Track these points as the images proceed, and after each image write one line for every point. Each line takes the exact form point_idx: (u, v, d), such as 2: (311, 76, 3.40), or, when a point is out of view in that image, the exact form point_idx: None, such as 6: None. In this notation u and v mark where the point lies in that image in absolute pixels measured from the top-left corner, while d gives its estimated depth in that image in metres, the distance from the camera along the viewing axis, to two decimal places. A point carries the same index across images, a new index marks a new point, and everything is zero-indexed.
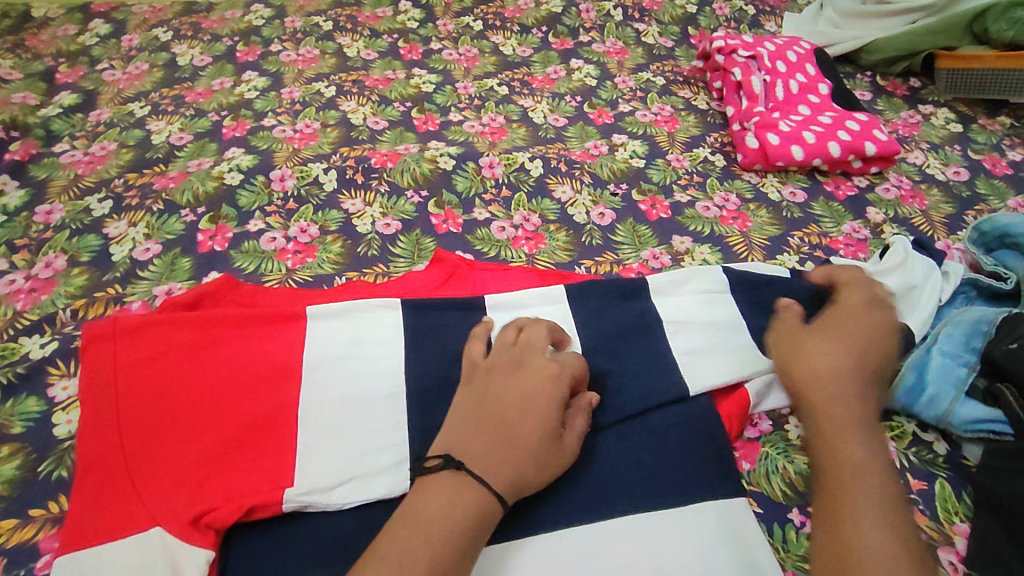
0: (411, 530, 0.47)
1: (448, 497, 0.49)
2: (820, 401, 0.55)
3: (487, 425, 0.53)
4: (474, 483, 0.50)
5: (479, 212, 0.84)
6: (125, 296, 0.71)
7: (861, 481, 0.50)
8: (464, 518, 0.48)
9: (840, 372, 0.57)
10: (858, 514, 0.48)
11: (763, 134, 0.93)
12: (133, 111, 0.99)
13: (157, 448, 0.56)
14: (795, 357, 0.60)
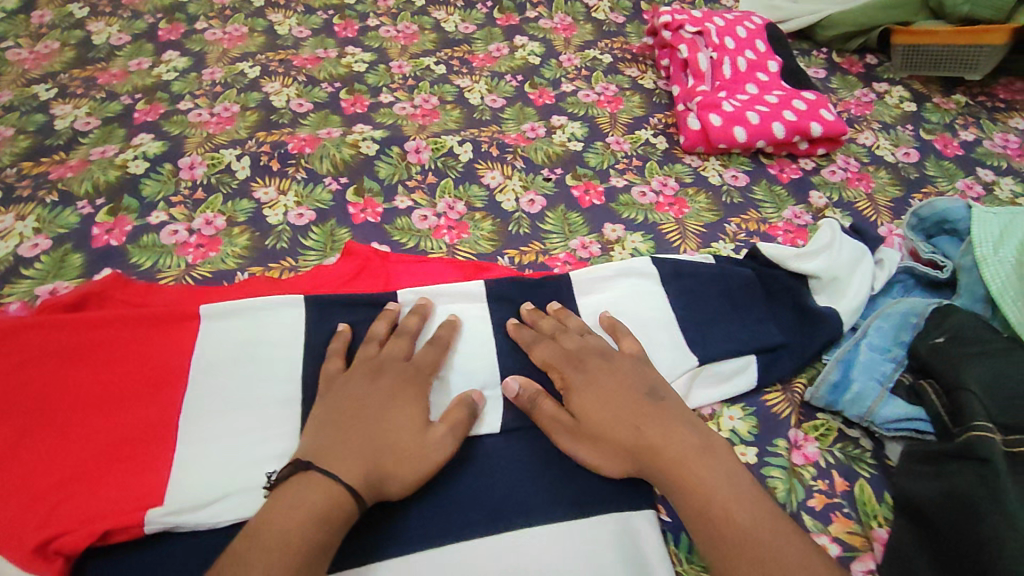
0: (264, 541, 0.44)
1: (299, 501, 0.46)
2: (666, 461, 0.50)
3: (346, 429, 0.51)
4: (323, 480, 0.47)
5: (401, 200, 0.79)
6: (4, 296, 0.66)
7: (733, 534, 0.46)
8: (318, 519, 0.45)
9: (632, 424, 0.52)
10: (755, 574, 0.43)
11: (705, 115, 0.89)
12: (38, 94, 0.92)
13: (13, 465, 0.52)
14: (563, 435, 0.54)
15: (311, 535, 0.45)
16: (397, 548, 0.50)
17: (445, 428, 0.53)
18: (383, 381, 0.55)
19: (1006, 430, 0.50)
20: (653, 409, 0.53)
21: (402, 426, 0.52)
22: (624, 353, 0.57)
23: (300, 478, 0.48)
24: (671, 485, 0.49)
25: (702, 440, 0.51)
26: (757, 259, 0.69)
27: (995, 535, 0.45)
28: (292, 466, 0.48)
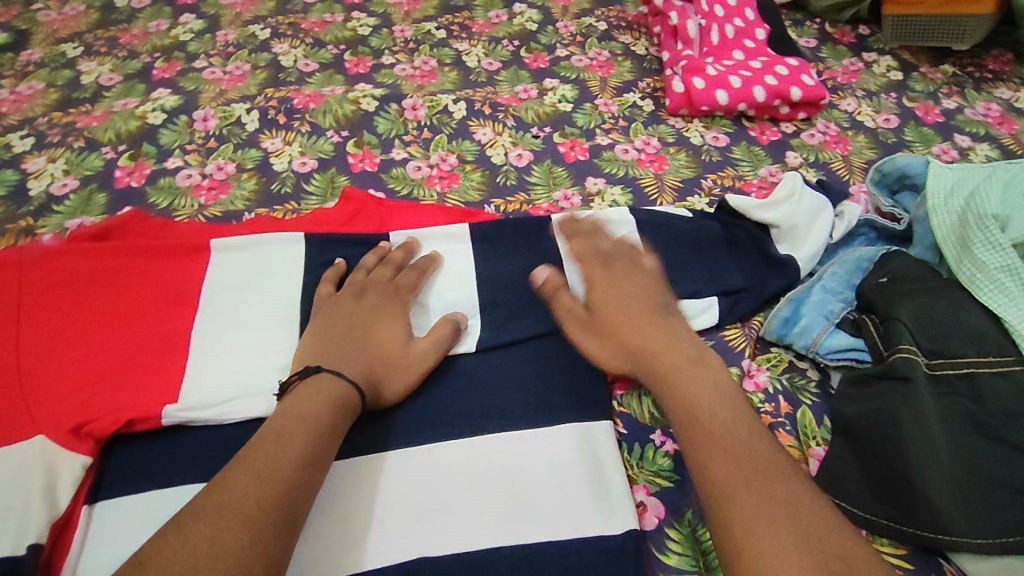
0: (299, 415, 0.51)
1: (318, 390, 0.53)
2: (663, 363, 0.55)
3: (340, 342, 0.59)
4: (329, 378, 0.54)
5: (397, 152, 0.85)
6: (37, 228, 0.73)
7: (718, 428, 0.49)
8: (338, 405, 0.53)
9: (637, 331, 0.58)
10: (726, 466, 0.46)
11: (689, 79, 0.93)
12: (65, 51, 0.99)
13: (48, 366, 0.59)
14: (587, 335, 0.61)
15: (335, 416, 0.52)
16: (379, 447, 0.57)
17: (428, 343, 0.61)
18: (370, 307, 0.62)
19: (931, 354, 0.56)
20: (662, 316, 0.59)
21: (390, 340, 0.60)
22: (635, 278, 0.62)
23: (310, 375, 0.54)
24: (660, 379, 0.54)
25: (693, 348, 0.56)
26: (724, 210, 0.74)
27: (914, 451, 0.51)
28: (302, 370, 0.55)
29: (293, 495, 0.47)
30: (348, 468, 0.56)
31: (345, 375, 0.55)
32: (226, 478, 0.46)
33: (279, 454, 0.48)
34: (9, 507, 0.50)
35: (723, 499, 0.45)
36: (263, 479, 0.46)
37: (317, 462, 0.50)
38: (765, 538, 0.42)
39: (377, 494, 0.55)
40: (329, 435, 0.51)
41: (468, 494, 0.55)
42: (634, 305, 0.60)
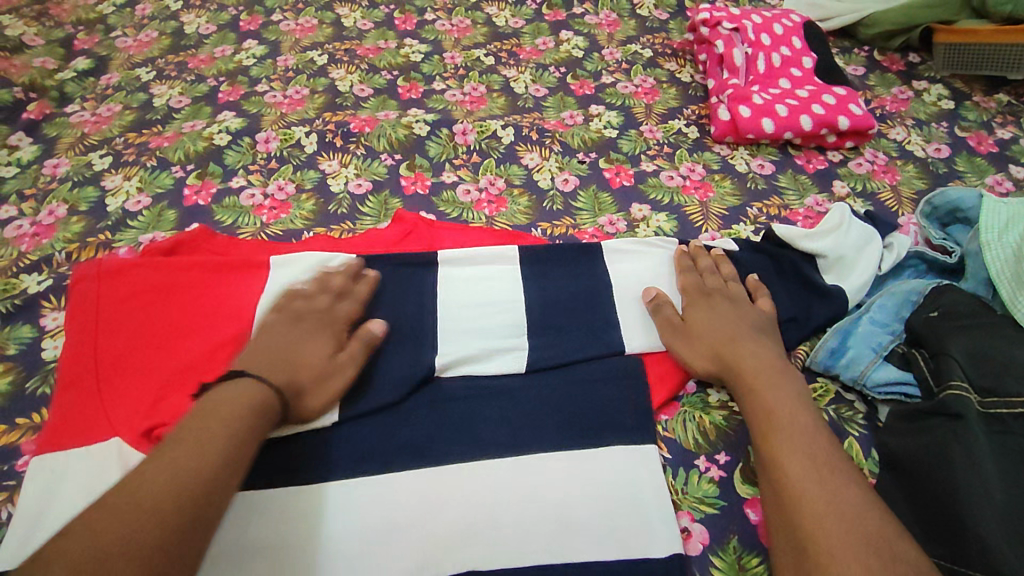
0: (224, 415, 0.51)
1: (244, 391, 0.54)
2: (748, 375, 0.60)
3: (268, 356, 0.58)
4: (267, 371, 0.57)
5: (448, 175, 0.89)
6: (114, 242, 0.78)
7: (799, 431, 0.54)
8: (262, 408, 0.53)
9: (725, 343, 0.63)
10: (794, 453, 0.52)
11: (735, 107, 0.94)
12: (139, 76, 1.06)
13: (127, 373, 0.62)
14: (675, 341, 0.65)
15: (259, 422, 0.53)
16: (428, 462, 0.59)
17: (348, 354, 0.62)
18: (300, 321, 0.63)
19: (983, 391, 0.55)
20: (756, 343, 0.63)
21: (318, 350, 0.61)
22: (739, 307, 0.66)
23: (230, 380, 0.55)
24: (746, 393, 0.59)
25: (787, 377, 0.59)
26: (770, 240, 0.74)
27: (965, 488, 0.50)
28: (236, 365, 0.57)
29: (229, 461, 0.49)
30: (401, 481, 0.58)
31: (275, 369, 0.57)
32: (136, 480, 0.45)
33: (224, 426, 0.51)
34: None
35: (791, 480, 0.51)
36: (207, 445, 0.49)
37: (233, 467, 0.49)
38: (826, 518, 0.47)
39: (424, 507, 0.57)
40: (250, 439, 0.51)
41: (514, 512, 0.56)
42: (738, 328, 0.64)
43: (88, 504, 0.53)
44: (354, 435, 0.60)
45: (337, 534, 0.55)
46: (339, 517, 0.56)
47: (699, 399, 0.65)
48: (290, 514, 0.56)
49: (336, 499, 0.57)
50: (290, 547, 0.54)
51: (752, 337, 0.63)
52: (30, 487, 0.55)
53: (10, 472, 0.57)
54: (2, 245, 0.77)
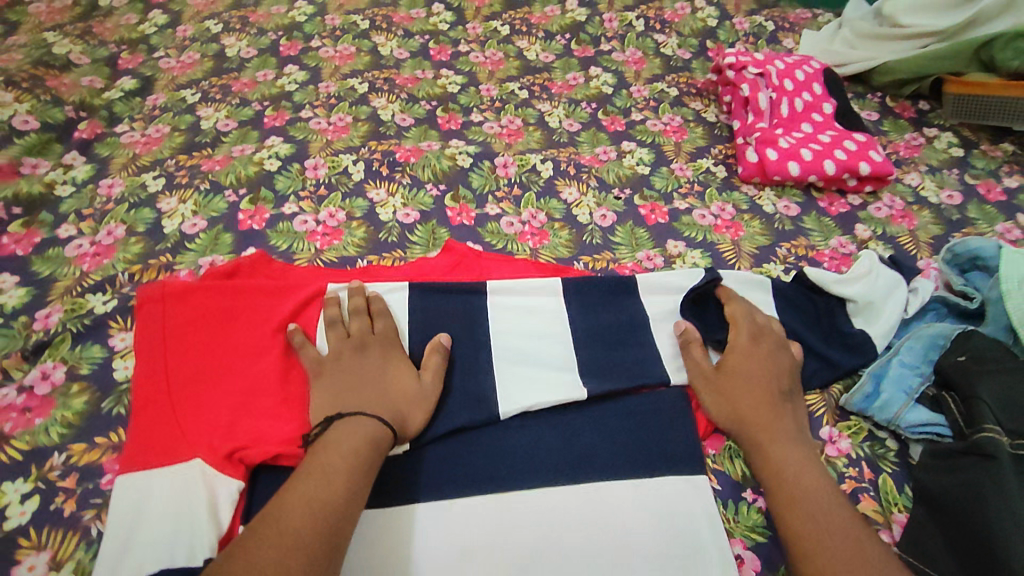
0: (333, 455, 0.58)
1: (350, 431, 0.60)
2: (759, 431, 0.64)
3: (355, 386, 0.64)
4: (352, 422, 0.60)
5: (491, 207, 0.92)
6: (175, 264, 0.80)
7: (811, 489, 0.59)
8: (372, 442, 0.60)
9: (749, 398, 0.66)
10: (809, 516, 0.57)
11: (763, 150, 0.99)
12: (185, 97, 1.09)
13: (201, 395, 0.65)
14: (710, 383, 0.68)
15: (368, 458, 0.59)
16: (492, 489, 0.63)
17: (430, 373, 0.67)
18: (373, 346, 0.68)
19: (1012, 434, 0.60)
20: (770, 386, 0.67)
21: (400, 374, 0.66)
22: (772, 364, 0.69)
23: (330, 428, 0.60)
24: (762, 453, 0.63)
25: (797, 433, 0.65)
26: (803, 281, 0.79)
27: (999, 522, 0.54)
28: (321, 425, 0.61)
29: (349, 491, 0.56)
30: (471, 506, 0.62)
31: (362, 416, 0.61)
32: (274, 517, 0.53)
33: (340, 463, 0.57)
34: (181, 527, 0.56)
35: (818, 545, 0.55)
36: (326, 482, 0.56)
37: (354, 497, 0.56)
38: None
39: (495, 531, 0.60)
40: (361, 472, 0.58)
41: (577, 536, 0.60)
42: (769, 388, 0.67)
43: (176, 525, 0.56)
44: (423, 461, 0.64)
45: (417, 556, 0.59)
46: (419, 539, 0.60)
47: None
48: (372, 535, 0.60)
49: (412, 521, 0.61)
50: (373, 567, 0.58)
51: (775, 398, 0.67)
52: (121, 508, 0.57)
53: (95, 489, 0.59)
54: (63, 264, 0.80)
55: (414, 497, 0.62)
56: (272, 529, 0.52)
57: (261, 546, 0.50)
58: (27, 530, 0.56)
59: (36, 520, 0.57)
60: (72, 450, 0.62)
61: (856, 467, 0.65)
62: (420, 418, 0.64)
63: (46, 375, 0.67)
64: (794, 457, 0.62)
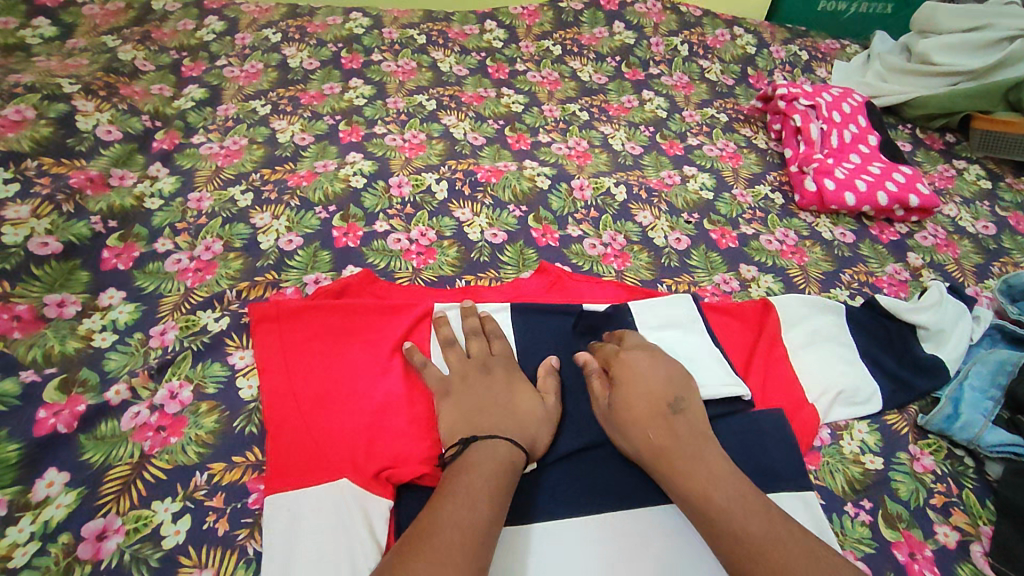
0: (476, 474, 0.59)
1: (488, 452, 0.62)
2: (661, 459, 0.63)
3: (485, 406, 0.66)
4: (488, 443, 0.62)
5: (573, 229, 0.96)
6: (280, 281, 0.82)
7: (733, 510, 0.58)
8: (510, 466, 0.62)
9: (651, 424, 0.65)
10: (744, 542, 0.56)
11: (821, 180, 1.05)
12: (255, 108, 1.09)
13: (333, 414, 0.67)
14: (608, 423, 0.68)
15: (505, 476, 0.60)
16: (617, 506, 0.66)
17: (552, 394, 0.70)
18: (495, 368, 0.71)
19: None
20: (653, 408, 0.66)
21: (525, 395, 0.69)
22: (644, 385, 0.68)
23: (470, 448, 0.62)
24: (671, 484, 0.62)
25: (702, 449, 0.64)
26: (874, 308, 0.86)
27: None
28: (458, 448, 0.62)
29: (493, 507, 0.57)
30: (603, 521, 0.65)
31: (499, 437, 0.63)
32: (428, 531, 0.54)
33: (483, 481, 0.59)
34: (343, 548, 0.58)
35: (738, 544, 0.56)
36: (471, 498, 0.57)
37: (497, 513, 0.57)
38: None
39: (629, 546, 0.64)
40: (501, 491, 0.59)
41: (705, 551, 0.64)
42: (653, 410, 0.66)
43: (338, 546, 0.58)
44: (553, 480, 0.67)
45: (560, 569, 0.62)
46: (562, 553, 0.63)
47: (835, 450, 0.73)
48: (517, 549, 0.62)
49: (553, 536, 0.64)
50: None
51: (664, 420, 0.65)
52: (279, 525, 0.59)
53: (244, 508, 0.61)
54: (166, 279, 0.80)
55: (546, 514, 0.65)
56: (427, 542, 0.53)
57: (420, 560, 0.51)
58: (186, 549, 0.58)
59: (192, 539, 0.58)
60: (213, 469, 0.63)
61: (943, 483, 0.71)
62: (546, 438, 0.68)
63: (174, 394, 0.68)
64: (711, 479, 0.61)
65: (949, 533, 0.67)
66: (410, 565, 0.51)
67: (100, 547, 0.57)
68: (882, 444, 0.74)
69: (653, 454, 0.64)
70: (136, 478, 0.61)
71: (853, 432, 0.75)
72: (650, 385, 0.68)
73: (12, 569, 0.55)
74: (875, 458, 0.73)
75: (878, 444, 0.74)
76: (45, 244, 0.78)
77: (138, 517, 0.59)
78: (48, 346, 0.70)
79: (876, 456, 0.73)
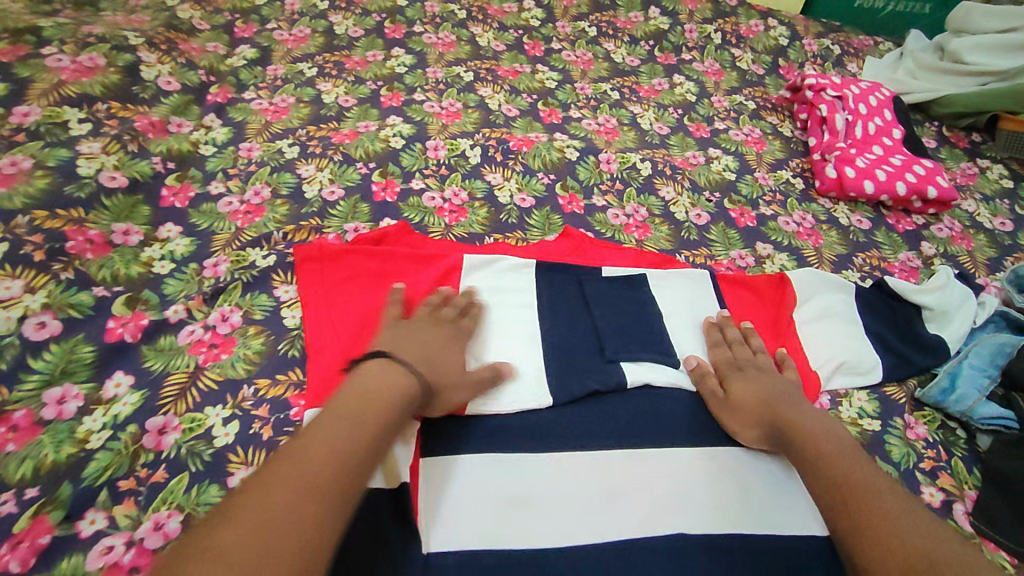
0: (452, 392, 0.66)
1: (389, 380, 0.62)
2: (793, 427, 0.67)
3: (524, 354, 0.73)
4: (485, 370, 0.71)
5: (597, 199, 1.01)
6: (323, 228, 0.88)
7: (851, 463, 0.61)
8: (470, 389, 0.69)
9: (768, 405, 0.71)
10: (866, 487, 0.57)
11: (841, 167, 1.08)
12: (303, 70, 1.15)
13: (367, 344, 0.73)
14: (719, 402, 0.73)
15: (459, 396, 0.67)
16: (627, 444, 0.70)
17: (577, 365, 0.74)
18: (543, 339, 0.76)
19: None
20: (783, 394, 0.72)
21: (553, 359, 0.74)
22: (767, 376, 0.75)
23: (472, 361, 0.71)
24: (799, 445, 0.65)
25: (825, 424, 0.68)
26: (882, 289, 0.90)
27: None
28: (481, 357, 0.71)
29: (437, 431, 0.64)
30: (609, 454, 0.69)
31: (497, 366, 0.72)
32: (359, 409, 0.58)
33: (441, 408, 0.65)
34: None
35: (859, 509, 0.56)
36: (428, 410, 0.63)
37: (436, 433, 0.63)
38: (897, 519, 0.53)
39: (633, 480, 0.67)
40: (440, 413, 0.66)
41: (708, 490, 0.68)
42: (784, 398, 0.72)
43: None
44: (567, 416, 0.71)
45: (568, 493, 0.65)
46: (569, 481, 0.66)
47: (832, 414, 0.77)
48: (525, 475, 0.66)
49: (562, 463, 0.67)
50: (529, 501, 0.64)
51: (793, 403, 0.71)
52: None
53: (287, 419, 0.67)
54: (219, 219, 0.87)
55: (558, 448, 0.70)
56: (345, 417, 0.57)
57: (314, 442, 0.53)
58: (234, 448, 0.64)
59: (240, 440, 0.65)
60: (259, 384, 0.70)
61: (933, 449, 0.75)
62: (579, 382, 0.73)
63: (225, 318, 0.75)
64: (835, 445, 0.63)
65: (935, 493, 0.71)
66: (337, 427, 0.56)
67: (161, 439, 0.63)
68: (880, 411, 0.78)
69: (782, 427, 0.68)
70: (192, 386, 0.68)
71: (852, 400, 0.79)
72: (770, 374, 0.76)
73: (87, 450, 0.61)
74: (872, 422, 0.77)
75: (875, 411, 0.78)
76: (113, 178, 0.84)
77: (192, 419, 0.65)
78: (115, 269, 0.76)
79: (873, 421, 0.77)
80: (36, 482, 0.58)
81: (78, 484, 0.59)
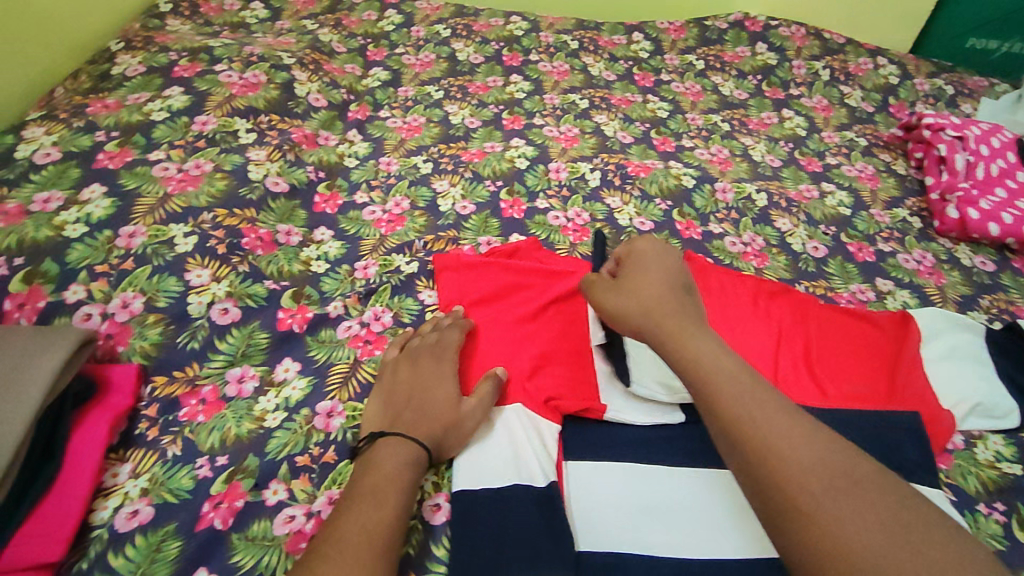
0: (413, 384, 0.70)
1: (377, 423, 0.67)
2: (669, 326, 0.64)
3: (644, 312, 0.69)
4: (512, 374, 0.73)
5: (715, 226, 1.03)
6: (459, 240, 0.94)
7: (781, 443, 0.52)
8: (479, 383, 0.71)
9: (650, 302, 0.67)
10: (795, 478, 0.49)
11: (965, 209, 1.06)
12: (431, 93, 1.23)
13: (507, 350, 0.78)
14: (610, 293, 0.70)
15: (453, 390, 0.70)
16: None
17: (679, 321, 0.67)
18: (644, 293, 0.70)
19: None
20: (659, 287, 0.69)
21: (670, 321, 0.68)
22: (648, 273, 0.71)
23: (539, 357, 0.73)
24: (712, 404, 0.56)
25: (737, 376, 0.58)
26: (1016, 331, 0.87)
27: None
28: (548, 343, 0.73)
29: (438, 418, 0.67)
30: None
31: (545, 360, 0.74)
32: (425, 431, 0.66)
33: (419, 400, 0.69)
34: (521, 455, 0.68)
35: (803, 515, 0.47)
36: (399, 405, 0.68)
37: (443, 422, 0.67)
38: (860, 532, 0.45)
39: None
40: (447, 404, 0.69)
41: None
42: (652, 297, 0.68)
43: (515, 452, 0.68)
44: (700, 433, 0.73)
45: (707, 505, 0.66)
46: (708, 494, 0.67)
47: (968, 454, 0.78)
48: (664, 484, 0.67)
49: (698, 477, 0.68)
50: (670, 510, 0.65)
51: (664, 300, 0.67)
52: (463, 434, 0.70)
53: None
54: (365, 225, 0.94)
55: None
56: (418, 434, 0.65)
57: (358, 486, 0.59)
58: None
59: None
60: None
61: None
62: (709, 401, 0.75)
63: (378, 317, 0.81)
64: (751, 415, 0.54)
65: None
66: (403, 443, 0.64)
67: (329, 422, 0.69)
68: (1018, 455, 0.78)
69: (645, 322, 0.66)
70: (353, 376, 0.74)
71: (987, 443, 0.79)
72: (653, 278, 0.70)
73: (267, 428, 0.68)
74: (1011, 465, 0.77)
75: (1014, 455, 0.78)
76: (277, 183, 0.93)
77: (355, 407, 0.71)
78: (280, 265, 0.84)
79: (1011, 464, 0.77)
80: (225, 450, 0.65)
81: (263, 457, 0.65)
